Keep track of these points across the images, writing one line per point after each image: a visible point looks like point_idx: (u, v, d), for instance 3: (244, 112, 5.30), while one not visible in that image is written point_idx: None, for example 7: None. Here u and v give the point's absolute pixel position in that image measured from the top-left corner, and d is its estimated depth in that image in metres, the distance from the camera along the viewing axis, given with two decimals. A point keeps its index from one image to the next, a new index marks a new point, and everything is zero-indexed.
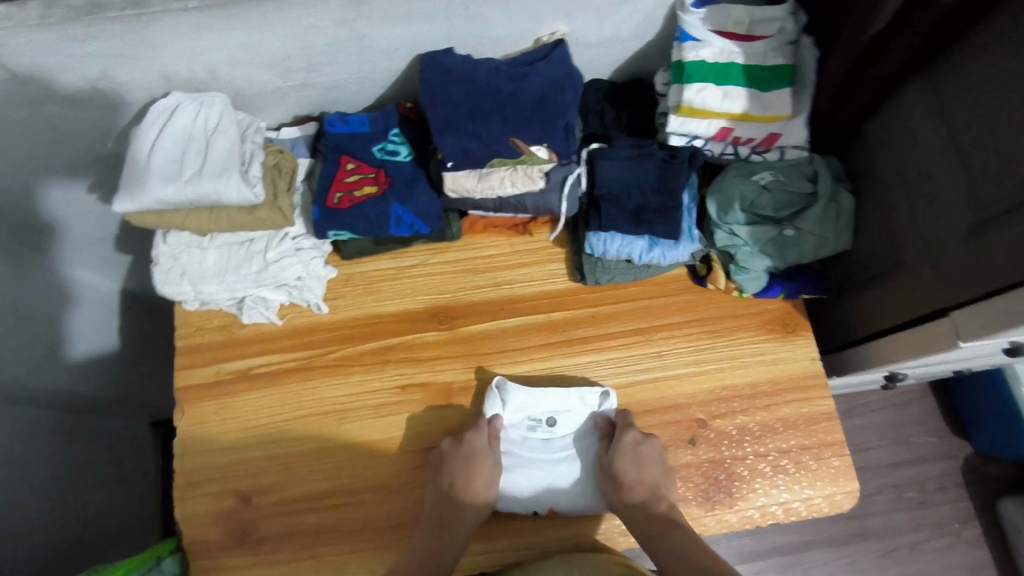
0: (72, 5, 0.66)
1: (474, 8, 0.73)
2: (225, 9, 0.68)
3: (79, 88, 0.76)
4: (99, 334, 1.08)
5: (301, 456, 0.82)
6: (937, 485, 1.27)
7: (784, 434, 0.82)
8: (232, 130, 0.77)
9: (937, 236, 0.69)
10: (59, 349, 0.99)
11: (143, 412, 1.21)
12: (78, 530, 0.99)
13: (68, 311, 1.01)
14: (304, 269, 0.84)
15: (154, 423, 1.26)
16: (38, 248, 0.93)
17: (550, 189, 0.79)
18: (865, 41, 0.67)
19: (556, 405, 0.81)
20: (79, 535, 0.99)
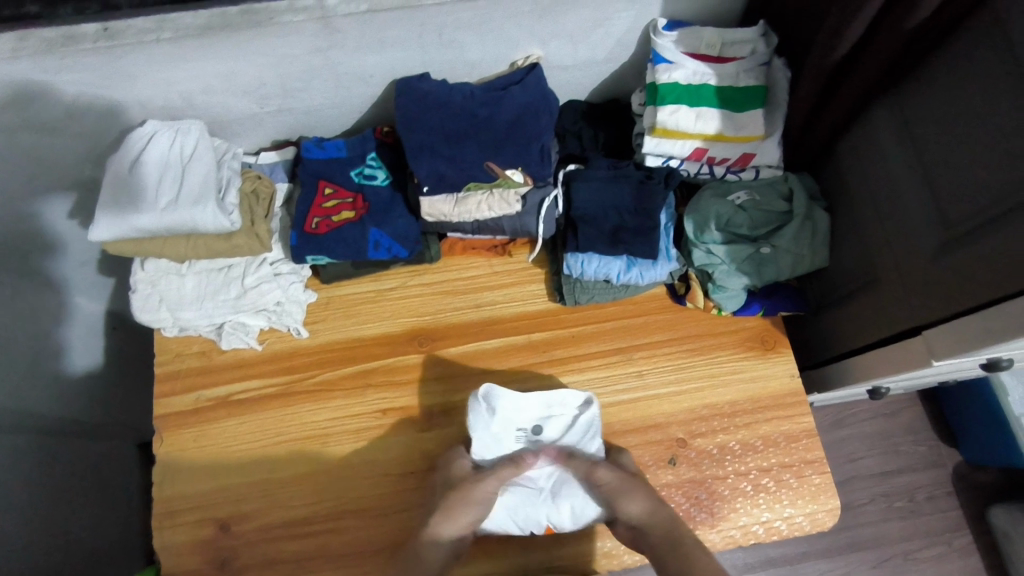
0: (45, 38, 0.66)
1: (447, 34, 0.74)
2: (198, 39, 0.69)
3: (54, 117, 0.76)
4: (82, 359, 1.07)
5: (282, 482, 0.81)
6: (927, 494, 1.27)
7: (765, 452, 0.82)
8: (209, 157, 0.77)
9: (908, 255, 0.70)
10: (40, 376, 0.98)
11: (129, 434, 1.20)
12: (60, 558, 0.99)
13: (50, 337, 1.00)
14: (283, 294, 0.84)
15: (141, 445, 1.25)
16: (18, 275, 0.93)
17: (527, 211, 0.80)
18: (831, 65, 0.69)
19: (539, 412, 0.81)
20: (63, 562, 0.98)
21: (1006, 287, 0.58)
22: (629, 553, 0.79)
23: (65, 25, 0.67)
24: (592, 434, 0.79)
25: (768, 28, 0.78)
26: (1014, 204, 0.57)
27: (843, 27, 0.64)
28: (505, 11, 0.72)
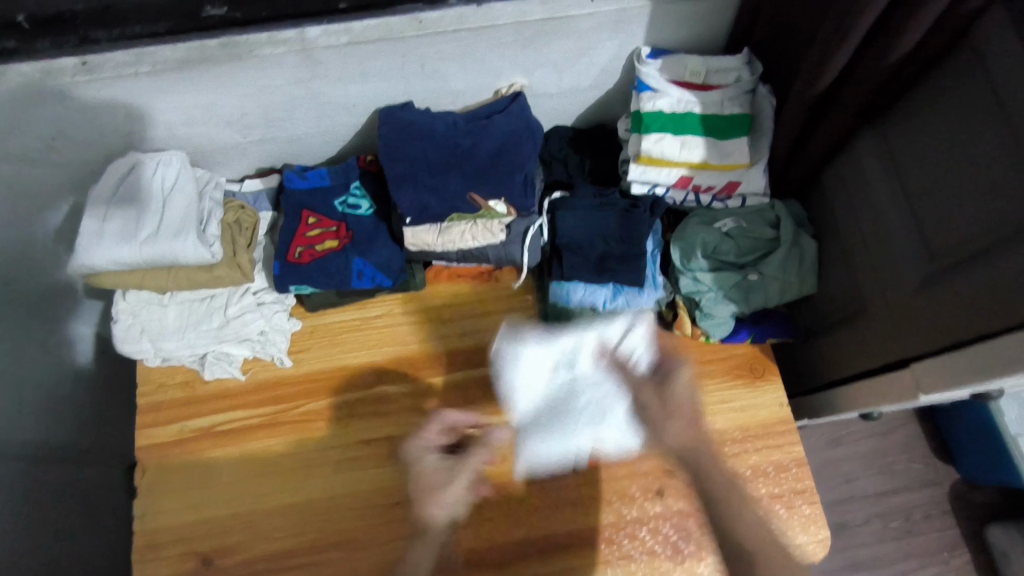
0: (23, 72, 0.66)
1: (429, 65, 0.74)
2: (178, 72, 0.68)
3: (34, 148, 0.75)
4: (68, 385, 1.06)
5: (265, 515, 0.80)
6: (924, 514, 1.26)
7: (754, 482, 0.81)
8: (190, 188, 0.76)
9: (894, 286, 0.69)
10: None
11: None
12: None
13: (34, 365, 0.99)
14: (266, 323, 0.83)
15: None
16: None
17: (512, 240, 0.80)
18: (812, 96, 0.68)
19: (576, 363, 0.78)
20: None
21: (992, 322, 0.57)
22: None
23: (44, 60, 0.67)
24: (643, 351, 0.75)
25: (751, 56, 0.79)
26: (997, 238, 0.56)
27: (823, 60, 0.64)
28: (487, 42, 0.72)
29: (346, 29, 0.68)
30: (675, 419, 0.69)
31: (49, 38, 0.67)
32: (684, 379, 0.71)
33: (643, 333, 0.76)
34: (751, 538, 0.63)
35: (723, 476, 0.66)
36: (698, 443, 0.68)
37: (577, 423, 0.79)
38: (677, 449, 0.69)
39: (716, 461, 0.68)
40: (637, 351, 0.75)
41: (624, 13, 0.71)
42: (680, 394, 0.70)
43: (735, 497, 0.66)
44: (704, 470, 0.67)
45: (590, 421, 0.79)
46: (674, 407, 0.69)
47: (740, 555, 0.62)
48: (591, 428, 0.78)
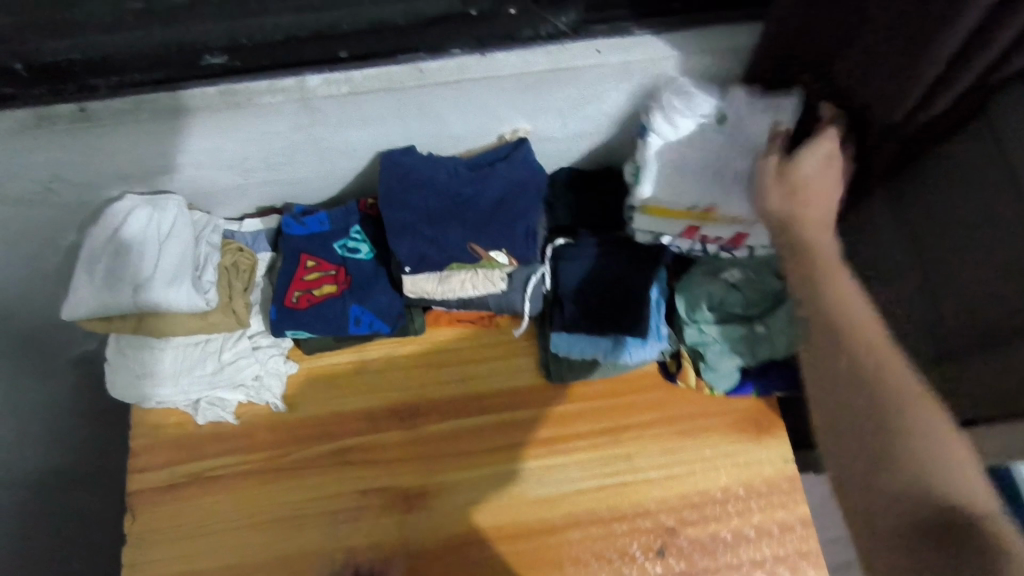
0: (19, 119, 0.66)
1: (431, 111, 0.72)
2: (177, 119, 0.67)
3: (31, 190, 0.75)
4: None
5: (253, 566, 0.78)
6: None
7: (758, 543, 0.78)
8: (186, 233, 0.75)
9: (912, 349, 0.67)
10: None
11: None
12: None
13: None
14: (261, 367, 0.82)
15: None
16: None
17: (513, 288, 0.78)
18: (832, 154, 0.67)
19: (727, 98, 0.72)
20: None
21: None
22: None
23: (41, 106, 0.66)
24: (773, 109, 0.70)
25: (797, 104, 0.69)
26: None
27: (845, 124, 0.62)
28: (490, 91, 0.70)
29: (347, 79, 0.67)
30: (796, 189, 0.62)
31: (46, 86, 0.67)
32: (822, 155, 0.62)
33: (791, 109, 0.69)
34: (903, 454, 0.47)
35: (905, 393, 0.49)
36: (854, 324, 0.53)
37: (699, 181, 0.73)
38: (802, 316, 0.56)
39: (905, 371, 0.50)
40: (781, 111, 0.69)
41: (630, 64, 0.69)
42: (809, 171, 0.62)
43: (909, 405, 0.48)
44: (820, 269, 0.57)
45: (710, 184, 0.73)
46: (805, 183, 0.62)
47: (938, 527, 0.44)
48: (712, 193, 0.73)
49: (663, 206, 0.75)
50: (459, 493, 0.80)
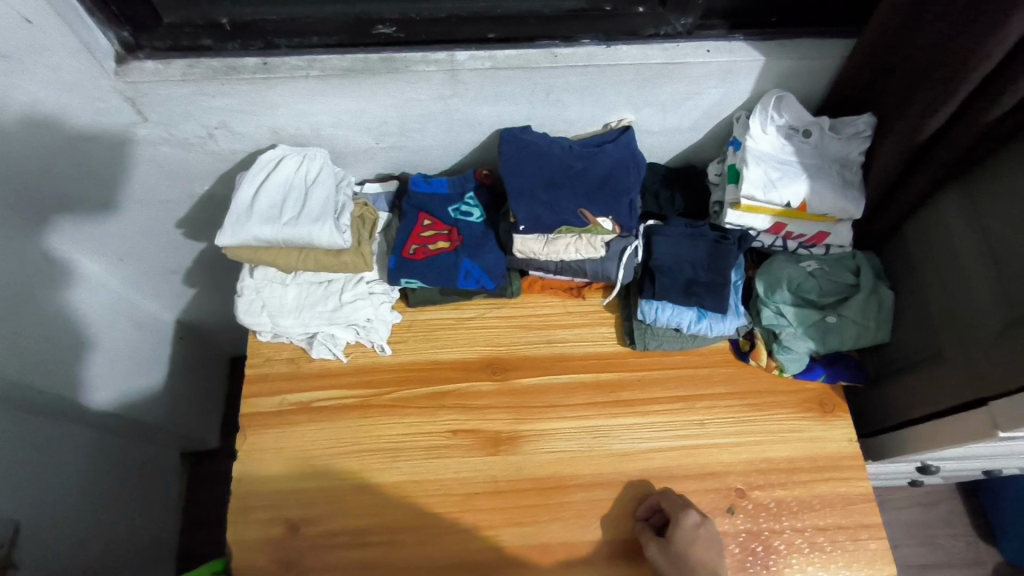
0: (211, 67, 0.77)
1: (555, 95, 0.83)
2: (339, 78, 0.78)
3: (197, 135, 0.86)
4: (147, 348, 1.19)
5: (350, 491, 0.84)
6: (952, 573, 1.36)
7: (821, 512, 0.84)
8: (329, 181, 0.86)
9: (977, 329, 0.74)
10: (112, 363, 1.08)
11: None
12: None
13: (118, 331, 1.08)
14: (373, 311, 0.90)
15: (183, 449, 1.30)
16: None
17: (609, 257, 0.87)
18: (915, 143, 0.76)
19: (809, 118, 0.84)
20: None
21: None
22: None
23: (229, 57, 0.78)
24: (852, 132, 0.83)
25: (873, 123, 0.81)
26: None
27: (925, 116, 0.72)
28: (609, 79, 0.81)
29: (491, 56, 0.78)
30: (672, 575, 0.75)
31: (238, 41, 0.78)
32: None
33: (864, 126, 0.82)
34: None
35: None
36: None
37: (776, 179, 0.83)
38: None
39: None
40: (852, 131, 0.82)
41: (735, 64, 0.80)
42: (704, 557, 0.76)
43: None
44: None
45: (783, 180, 0.83)
46: (681, 556, 0.76)
47: None
48: (783, 188, 0.83)
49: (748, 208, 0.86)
50: (542, 443, 0.87)
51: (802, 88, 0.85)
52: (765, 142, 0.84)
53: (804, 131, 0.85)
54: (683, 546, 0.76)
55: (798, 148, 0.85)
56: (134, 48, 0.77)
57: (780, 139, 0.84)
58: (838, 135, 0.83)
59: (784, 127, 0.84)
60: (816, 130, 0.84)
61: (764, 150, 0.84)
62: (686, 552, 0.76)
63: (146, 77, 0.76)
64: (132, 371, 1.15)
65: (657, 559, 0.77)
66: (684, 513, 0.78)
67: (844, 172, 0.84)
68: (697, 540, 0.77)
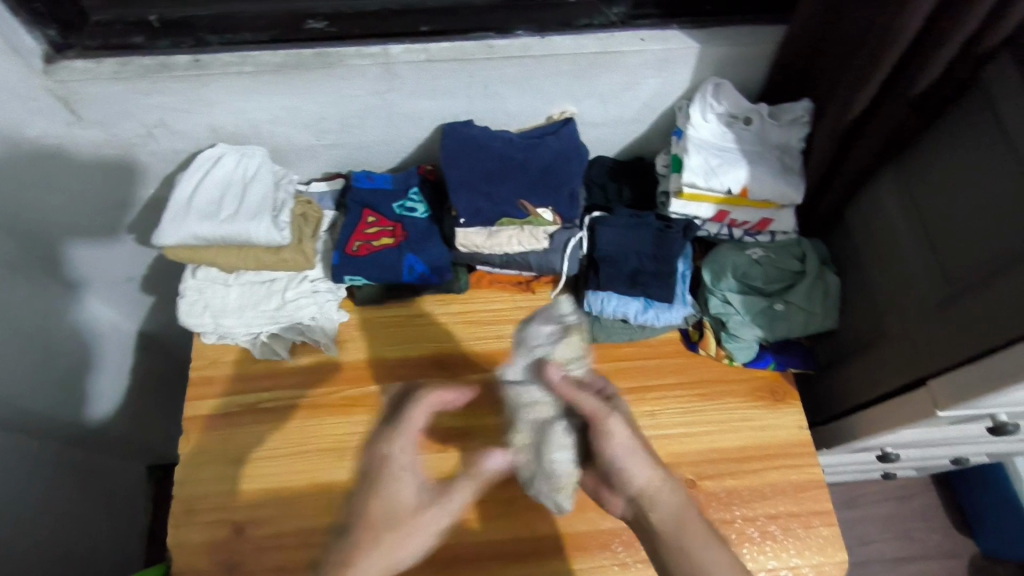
0: (143, 65, 0.77)
1: (493, 87, 0.83)
2: (273, 74, 0.78)
3: (134, 136, 0.85)
4: None
5: (295, 491, 0.83)
6: (931, 567, 1.34)
7: (772, 499, 0.83)
8: (267, 178, 0.86)
9: (914, 308, 0.75)
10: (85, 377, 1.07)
11: (130, 447, 1.24)
12: (51, 551, 1.01)
13: (92, 348, 1.08)
14: (318, 310, 0.89)
15: (140, 460, 1.29)
16: (60, 277, 1.00)
17: (553, 249, 0.86)
18: (845, 126, 0.76)
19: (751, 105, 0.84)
20: (53, 552, 1.01)
21: (1014, 329, 0.61)
22: None
23: (162, 55, 0.77)
24: (791, 119, 0.83)
25: (810, 108, 0.82)
26: (1013, 259, 0.62)
27: (851, 97, 0.73)
28: (546, 70, 0.81)
29: (425, 49, 0.78)
30: (627, 467, 0.67)
31: (170, 38, 0.78)
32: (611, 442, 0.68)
33: (803, 113, 0.83)
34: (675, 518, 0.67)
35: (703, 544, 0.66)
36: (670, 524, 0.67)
37: (718, 166, 0.83)
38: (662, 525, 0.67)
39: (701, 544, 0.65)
40: (791, 117, 0.83)
41: (671, 52, 0.80)
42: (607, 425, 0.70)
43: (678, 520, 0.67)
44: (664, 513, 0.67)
45: (725, 168, 0.83)
46: (630, 448, 0.68)
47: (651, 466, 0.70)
48: (725, 174, 0.83)
49: (691, 196, 0.86)
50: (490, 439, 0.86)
51: (739, 76, 0.85)
52: (706, 130, 0.84)
53: (745, 119, 0.85)
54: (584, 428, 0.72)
55: (739, 134, 0.85)
56: (63, 47, 0.76)
57: (721, 127, 0.84)
58: (778, 122, 0.84)
59: (723, 114, 0.84)
60: (757, 117, 0.84)
61: (706, 138, 0.84)
62: (629, 443, 0.68)
63: (77, 76, 0.75)
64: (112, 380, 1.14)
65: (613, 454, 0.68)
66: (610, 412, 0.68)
67: (785, 159, 0.85)
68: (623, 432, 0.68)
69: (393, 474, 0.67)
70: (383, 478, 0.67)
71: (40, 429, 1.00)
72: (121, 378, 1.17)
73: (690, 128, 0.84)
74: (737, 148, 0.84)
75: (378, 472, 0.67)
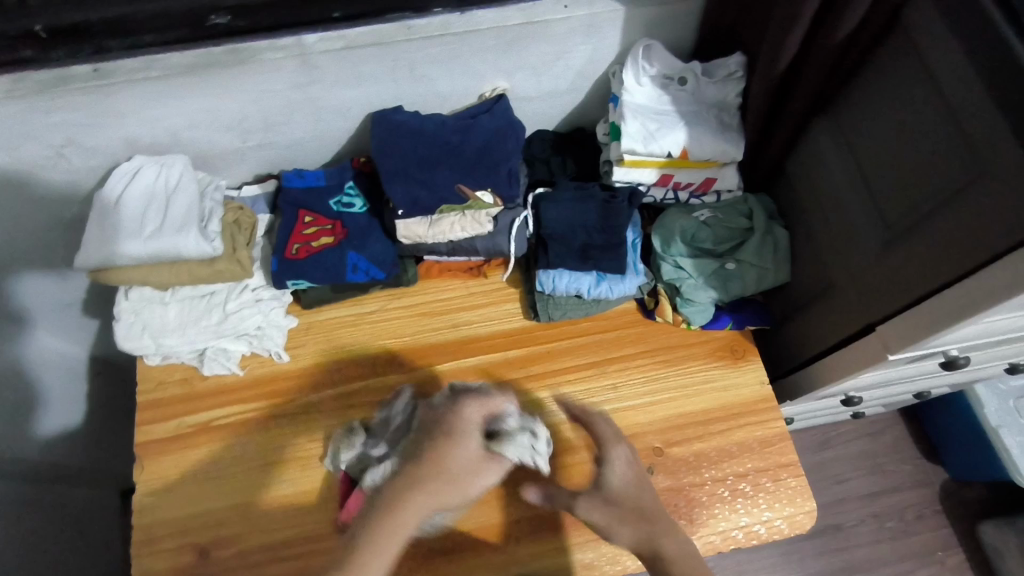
0: (39, 80, 0.71)
1: (418, 69, 0.80)
2: (181, 77, 0.74)
3: (42, 157, 0.80)
4: None
5: (261, 506, 0.81)
6: (906, 497, 1.38)
7: (740, 457, 0.84)
8: (192, 187, 0.82)
9: (859, 254, 0.74)
10: (33, 418, 1.01)
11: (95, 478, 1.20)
12: None
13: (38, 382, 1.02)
14: (264, 318, 0.86)
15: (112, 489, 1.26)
16: None
17: (499, 231, 0.85)
18: (776, 77, 0.75)
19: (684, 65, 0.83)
20: None
21: (958, 266, 0.61)
22: (611, 562, 0.79)
23: (57, 67, 0.72)
24: (725, 74, 0.82)
25: (743, 62, 0.81)
26: (948, 198, 0.62)
27: (777, 47, 0.71)
28: (471, 46, 0.78)
29: (340, 36, 0.74)
30: (639, 533, 0.66)
31: (64, 49, 0.72)
32: (617, 471, 0.71)
33: (736, 68, 0.82)
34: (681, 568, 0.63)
35: None
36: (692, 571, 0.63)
37: (657, 130, 0.82)
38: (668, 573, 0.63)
39: None
40: (726, 73, 0.82)
41: (598, 16, 0.77)
42: (616, 476, 0.70)
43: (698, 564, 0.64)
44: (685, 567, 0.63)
45: (664, 131, 0.82)
46: (631, 509, 0.68)
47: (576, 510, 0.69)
48: (664, 138, 0.81)
49: (633, 162, 0.84)
50: None
51: (669, 34, 0.84)
52: (641, 94, 0.82)
53: (680, 79, 0.83)
54: (617, 487, 0.70)
55: (674, 96, 0.83)
56: None
57: (656, 90, 0.83)
58: (712, 79, 0.83)
59: (657, 77, 0.83)
60: (692, 76, 0.83)
61: (641, 103, 0.82)
62: (631, 477, 0.71)
63: None
64: (65, 411, 1.09)
65: (592, 512, 0.68)
66: (621, 452, 0.72)
67: (723, 116, 0.84)
68: (620, 478, 0.70)
69: (466, 488, 0.66)
70: (460, 484, 0.66)
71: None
72: (76, 409, 1.11)
73: (626, 95, 0.82)
74: (673, 110, 0.83)
75: (456, 472, 0.66)
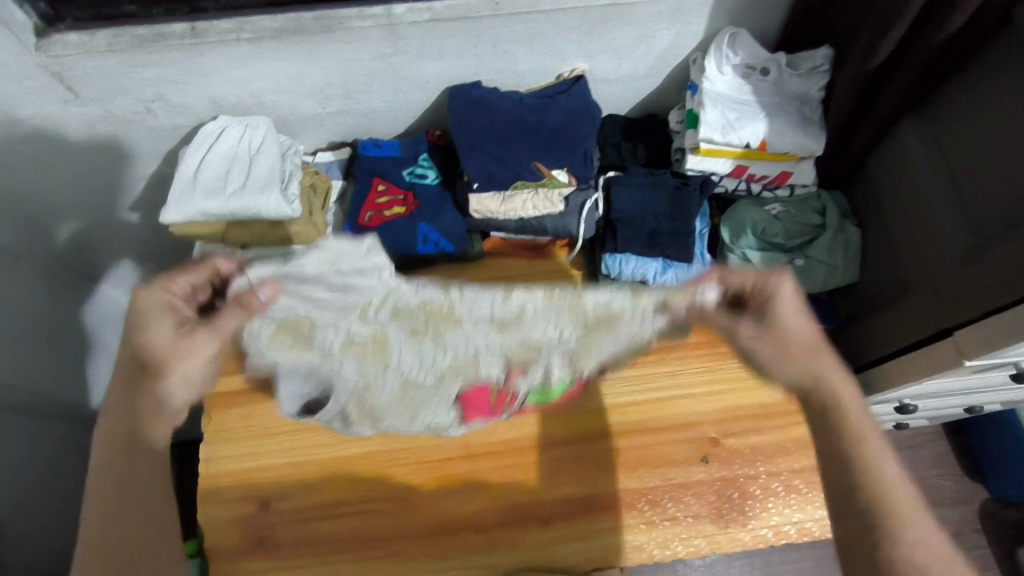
0: (137, 35, 0.73)
1: (502, 46, 0.80)
2: (271, 41, 0.75)
3: (131, 113, 0.82)
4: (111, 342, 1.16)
5: (321, 463, 0.83)
6: (945, 514, 1.35)
7: (797, 454, 0.83)
8: (274, 150, 0.84)
9: (940, 259, 0.73)
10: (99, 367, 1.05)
11: None
12: None
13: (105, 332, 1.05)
14: None
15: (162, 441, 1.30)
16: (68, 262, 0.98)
17: (570, 212, 0.85)
18: (868, 73, 0.74)
19: (768, 56, 0.82)
20: None
21: None
22: (660, 547, 0.79)
23: (155, 24, 0.73)
24: (810, 67, 0.81)
25: (831, 55, 0.80)
26: None
27: (874, 43, 0.70)
28: (556, 25, 0.78)
29: (429, 8, 0.74)
30: (814, 368, 0.59)
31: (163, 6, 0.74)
32: (789, 300, 0.60)
33: (823, 62, 0.80)
34: (871, 450, 0.54)
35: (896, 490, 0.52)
36: (875, 474, 0.52)
37: (736, 120, 0.81)
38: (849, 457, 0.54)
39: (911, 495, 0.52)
40: (810, 66, 0.81)
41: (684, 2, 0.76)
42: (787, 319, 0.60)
43: (883, 486, 0.52)
44: (864, 434, 0.55)
45: (743, 122, 0.81)
46: (802, 352, 0.60)
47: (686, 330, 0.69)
48: (742, 129, 0.81)
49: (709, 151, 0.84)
50: None
51: (754, 24, 0.83)
52: (722, 84, 0.81)
53: (762, 70, 0.82)
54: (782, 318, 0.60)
55: (754, 86, 0.82)
56: (54, 20, 0.72)
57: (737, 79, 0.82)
58: (796, 72, 0.82)
59: (740, 66, 0.82)
60: (774, 67, 0.82)
61: (721, 92, 0.82)
62: (798, 309, 0.60)
63: (70, 50, 0.71)
64: None
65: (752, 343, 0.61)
66: (779, 283, 0.60)
67: (804, 109, 0.83)
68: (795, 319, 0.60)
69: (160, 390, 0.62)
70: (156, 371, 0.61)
71: (61, 415, 0.99)
72: None
73: (706, 82, 0.81)
74: (752, 102, 0.82)
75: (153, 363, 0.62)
